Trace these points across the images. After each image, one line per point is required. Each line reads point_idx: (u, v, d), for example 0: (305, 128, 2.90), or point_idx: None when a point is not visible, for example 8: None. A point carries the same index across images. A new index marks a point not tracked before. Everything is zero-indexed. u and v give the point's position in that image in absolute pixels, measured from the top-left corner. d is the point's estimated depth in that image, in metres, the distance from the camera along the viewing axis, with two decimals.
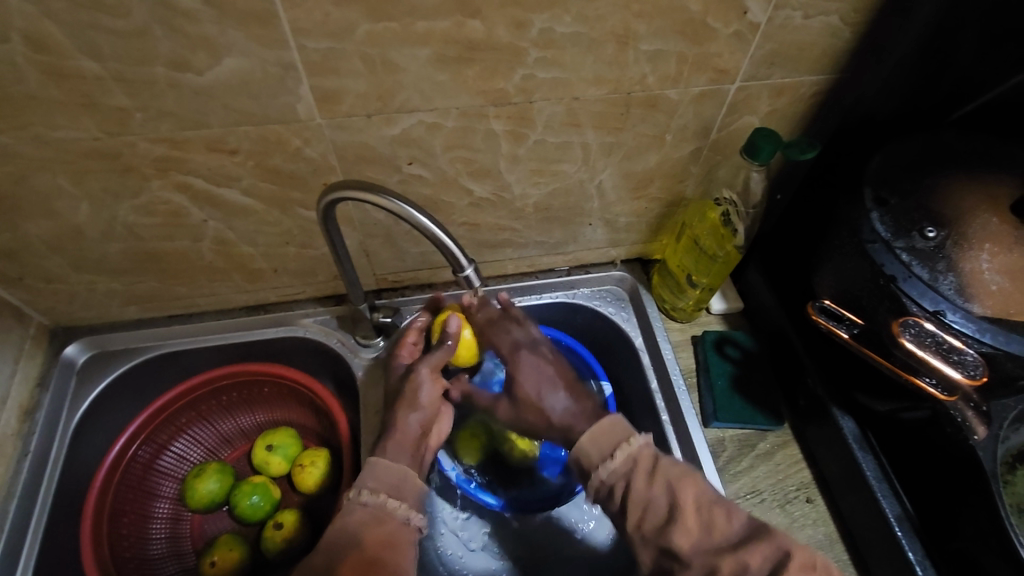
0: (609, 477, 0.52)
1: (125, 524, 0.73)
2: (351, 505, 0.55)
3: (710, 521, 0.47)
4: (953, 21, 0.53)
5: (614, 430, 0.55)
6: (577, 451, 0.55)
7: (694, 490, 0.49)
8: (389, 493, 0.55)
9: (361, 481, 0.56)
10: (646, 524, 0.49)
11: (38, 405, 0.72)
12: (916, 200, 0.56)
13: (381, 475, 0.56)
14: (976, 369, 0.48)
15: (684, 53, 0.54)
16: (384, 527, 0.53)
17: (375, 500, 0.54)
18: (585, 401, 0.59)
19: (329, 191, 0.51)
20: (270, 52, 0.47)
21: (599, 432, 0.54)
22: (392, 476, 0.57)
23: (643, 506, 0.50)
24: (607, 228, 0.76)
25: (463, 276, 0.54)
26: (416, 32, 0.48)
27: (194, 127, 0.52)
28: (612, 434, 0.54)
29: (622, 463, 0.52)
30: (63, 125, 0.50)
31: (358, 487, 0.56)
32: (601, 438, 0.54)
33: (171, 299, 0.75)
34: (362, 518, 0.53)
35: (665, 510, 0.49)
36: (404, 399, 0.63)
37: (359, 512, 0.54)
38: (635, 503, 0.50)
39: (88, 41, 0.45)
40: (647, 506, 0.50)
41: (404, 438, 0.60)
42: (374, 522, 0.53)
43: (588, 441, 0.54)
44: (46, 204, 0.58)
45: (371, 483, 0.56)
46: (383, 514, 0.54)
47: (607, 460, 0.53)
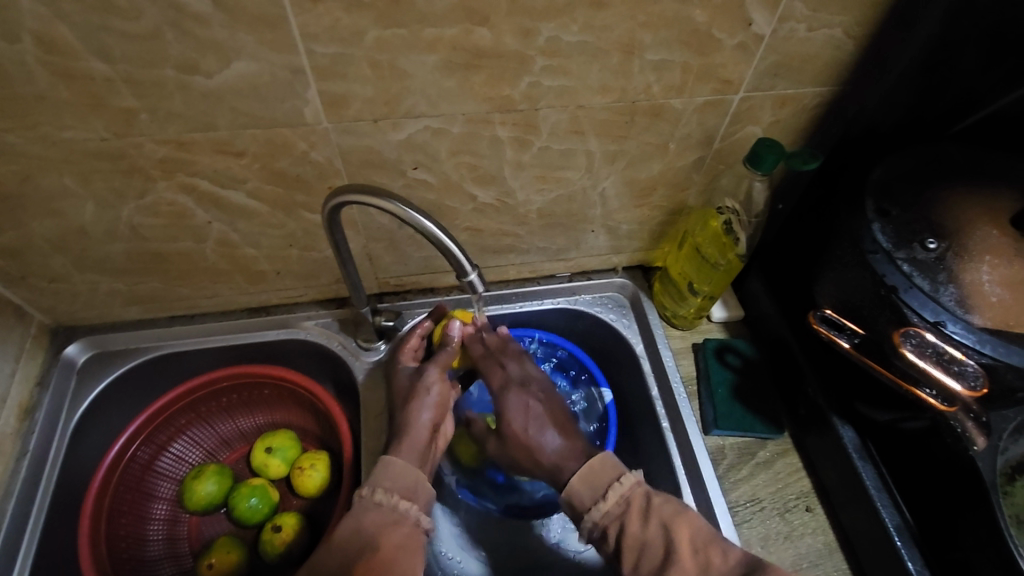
0: (601, 519, 0.55)
1: (124, 524, 0.73)
2: (364, 503, 0.55)
3: (707, 561, 0.49)
4: (954, 35, 0.53)
5: (604, 470, 0.57)
6: (568, 492, 0.57)
7: (689, 534, 0.51)
8: (402, 496, 0.56)
9: (376, 480, 0.56)
10: (643, 563, 0.52)
11: (38, 404, 0.71)
12: (917, 211, 0.56)
13: (397, 476, 0.57)
14: (977, 380, 0.48)
15: (689, 62, 0.54)
16: (397, 530, 0.53)
17: (390, 501, 0.55)
18: (575, 440, 0.62)
19: (334, 195, 0.51)
20: (279, 56, 0.48)
21: (589, 473, 0.57)
22: (407, 479, 0.57)
23: (639, 547, 0.52)
24: (609, 235, 0.76)
25: (467, 281, 0.55)
26: (424, 38, 0.48)
27: (201, 128, 0.52)
28: (599, 476, 0.57)
29: (615, 504, 0.55)
30: (71, 126, 0.51)
31: (372, 486, 0.56)
32: (593, 481, 0.57)
33: (173, 300, 0.75)
34: (376, 519, 0.53)
35: (661, 552, 0.51)
36: (415, 396, 0.64)
37: (373, 513, 0.54)
38: (630, 544, 0.52)
39: (98, 42, 0.45)
40: (643, 548, 0.52)
41: (416, 435, 0.61)
42: (388, 524, 0.53)
43: (579, 484, 0.57)
44: (51, 204, 0.58)
45: (386, 483, 0.56)
46: (397, 517, 0.54)
47: (600, 502, 0.55)
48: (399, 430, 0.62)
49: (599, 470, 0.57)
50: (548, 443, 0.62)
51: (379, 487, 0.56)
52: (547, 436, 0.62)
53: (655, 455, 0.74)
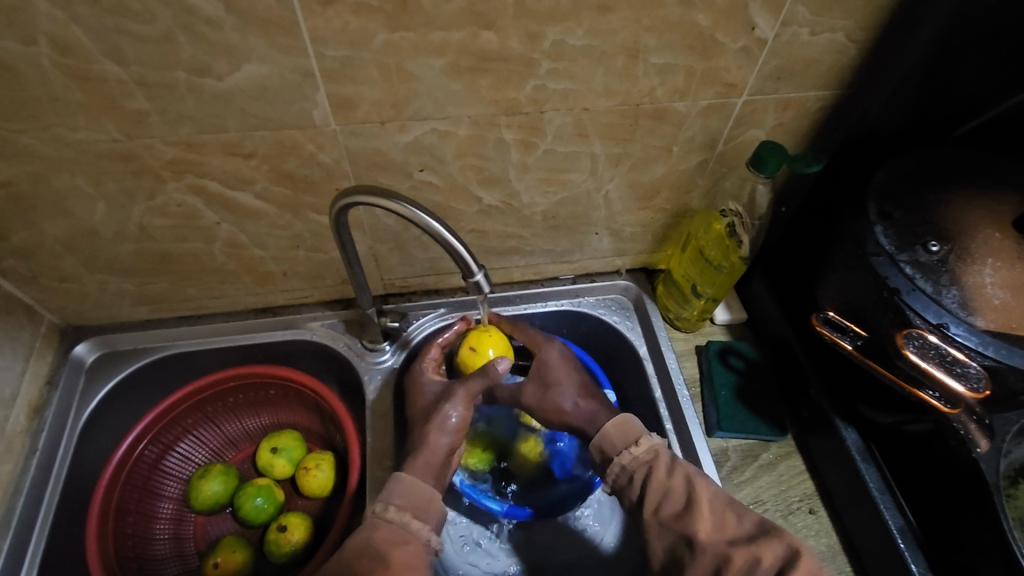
0: (629, 464, 0.56)
1: (130, 523, 0.74)
2: (375, 520, 0.55)
3: (722, 520, 0.51)
4: (956, 39, 0.54)
5: (632, 424, 0.59)
6: (599, 439, 0.59)
7: (709, 492, 0.53)
8: (413, 513, 0.56)
9: (388, 496, 0.57)
10: (664, 510, 0.53)
11: (47, 403, 0.72)
12: (919, 214, 0.57)
13: (409, 492, 0.57)
14: (979, 382, 0.49)
15: (692, 67, 0.55)
16: (406, 548, 0.53)
17: (401, 519, 0.55)
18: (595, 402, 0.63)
19: (341, 197, 0.52)
20: (289, 59, 0.48)
21: (620, 425, 0.59)
22: (419, 495, 0.57)
23: (662, 494, 0.53)
24: (613, 237, 0.77)
25: (473, 282, 0.55)
26: (431, 42, 0.49)
27: (211, 130, 0.53)
28: (629, 428, 0.59)
29: (644, 452, 0.56)
30: (84, 127, 0.51)
31: (384, 501, 0.56)
32: (625, 431, 0.58)
33: (181, 300, 0.76)
34: (387, 534, 0.54)
35: (683, 500, 0.53)
36: (436, 417, 0.63)
37: (385, 529, 0.54)
38: (654, 490, 0.54)
39: (112, 46, 0.46)
40: (667, 494, 0.53)
41: (430, 458, 0.61)
42: (398, 541, 0.54)
43: (612, 431, 0.59)
44: (62, 204, 0.59)
45: (398, 500, 0.56)
46: (408, 535, 0.54)
47: (630, 447, 0.57)
48: (414, 449, 0.62)
49: (628, 424, 0.59)
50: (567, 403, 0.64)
51: (392, 503, 0.56)
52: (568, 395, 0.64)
53: None
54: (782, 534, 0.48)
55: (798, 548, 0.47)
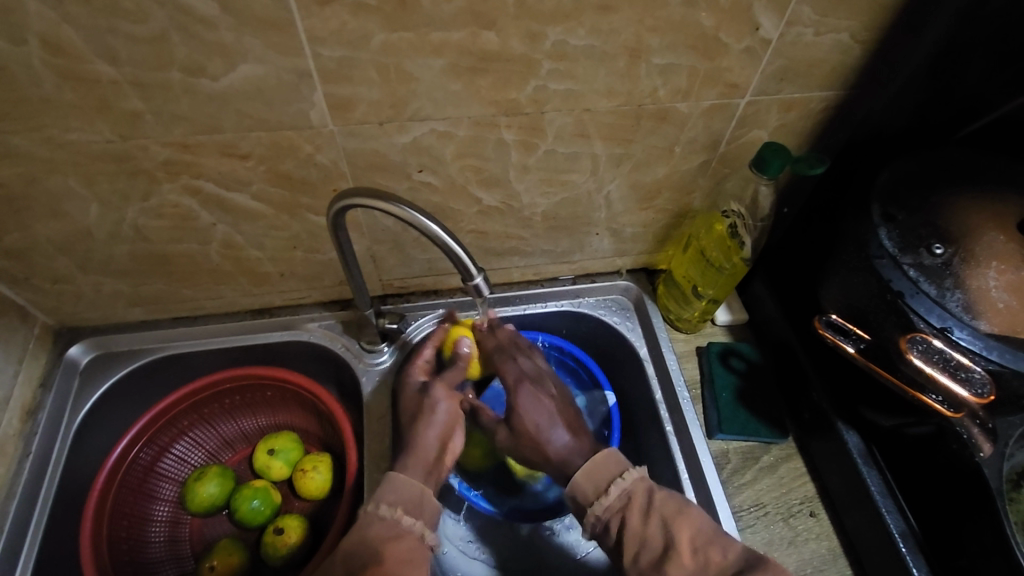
0: (603, 513, 0.56)
1: (125, 526, 0.73)
2: (369, 517, 0.55)
3: (707, 559, 0.50)
4: (961, 39, 0.53)
5: (608, 463, 0.58)
6: (572, 487, 0.58)
7: (691, 532, 0.52)
8: (405, 509, 0.55)
9: (380, 494, 0.56)
10: (643, 557, 0.52)
11: (41, 405, 0.71)
12: (923, 217, 0.56)
13: (401, 489, 0.57)
14: (984, 387, 0.48)
15: (695, 67, 0.54)
16: (399, 543, 0.53)
17: (393, 516, 0.54)
18: (583, 438, 0.62)
19: (339, 199, 0.51)
20: (286, 59, 0.48)
21: (592, 468, 0.58)
22: (412, 491, 0.57)
23: (638, 541, 0.53)
24: (613, 238, 0.76)
25: (472, 285, 0.55)
26: (431, 42, 0.48)
27: (207, 131, 0.52)
28: (610, 467, 0.58)
29: (617, 498, 0.56)
30: (77, 128, 0.51)
31: (377, 500, 0.56)
32: (597, 475, 0.57)
33: (177, 301, 0.75)
34: (380, 532, 0.53)
35: (661, 548, 0.52)
36: (421, 414, 0.63)
37: (378, 526, 0.54)
38: (631, 538, 0.53)
39: (105, 46, 0.45)
40: (643, 542, 0.52)
41: (422, 454, 0.61)
42: (391, 537, 0.53)
43: (583, 480, 0.58)
44: (55, 205, 0.58)
45: (391, 497, 0.56)
46: (401, 530, 0.54)
47: (602, 496, 0.56)
48: (405, 447, 0.61)
49: (603, 465, 0.58)
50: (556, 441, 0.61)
51: (383, 501, 0.55)
52: (557, 435, 0.61)
53: (658, 459, 0.74)
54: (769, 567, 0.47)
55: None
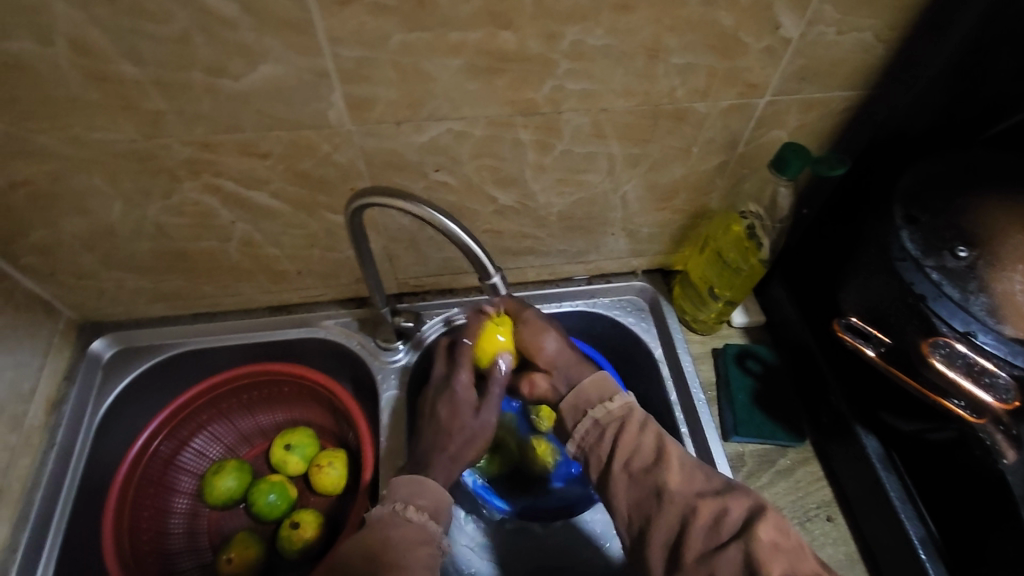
0: (602, 418, 0.58)
1: (146, 518, 0.74)
2: (396, 518, 0.55)
3: (693, 474, 0.52)
4: (988, 38, 0.52)
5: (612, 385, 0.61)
6: (573, 397, 0.61)
7: (681, 451, 0.54)
8: (430, 515, 0.57)
9: (410, 497, 0.57)
10: (633, 462, 0.54)
11: (64, 398, 0.73)
12: (948, 218, 0.55)
13: (429, 494, 0.58)
14: (1008, 393, 0.47)
15: (714, 66, 0.53)
16: (426, 547, 0.53)
17: (421, 520, 0.55)
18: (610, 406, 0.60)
19: (356, 197, 0.51)
20: (305, 60, 0.48)
21: (598, 381, 0.61)
22: (436, 500, 0.58)
23: (634, 446, 0.55)
24: (629, 238, 0.76)
25: (490, 284, 0.56)
26: (448, 42, 0.48)
27: (227, 130, 0.53)
28: (605, 386, 0.61)
29: (618, 410, 0.58)
30: (102, 127, 0.52)
31: (405, 501, 0.57)
32: (601, 388, 0.61)
33: (196, 298, 0.76)
34: (409, 532, 0.54)
35: (654, 454, 0.54)
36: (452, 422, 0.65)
37: (405, 526, 0.54)
38: (626, 442, 0.55)
39: (130, 47, 0.46)
40: (639, 448, 0.54)
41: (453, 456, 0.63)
42: (419, 539, 0.54)
43: (589, 387, 0.61)
44: (80, 202, 0.59)
45: (418, 501, 0.57)
46: (427, 535, 0.55)
47: (606, 403, 0.59)
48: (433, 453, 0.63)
49: (603, 382, 0.61)
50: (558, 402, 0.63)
51: (411, 504, 0.57)
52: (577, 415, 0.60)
53: None
54: (751, 495, 0.49)
55: (766, 506, 0.48)
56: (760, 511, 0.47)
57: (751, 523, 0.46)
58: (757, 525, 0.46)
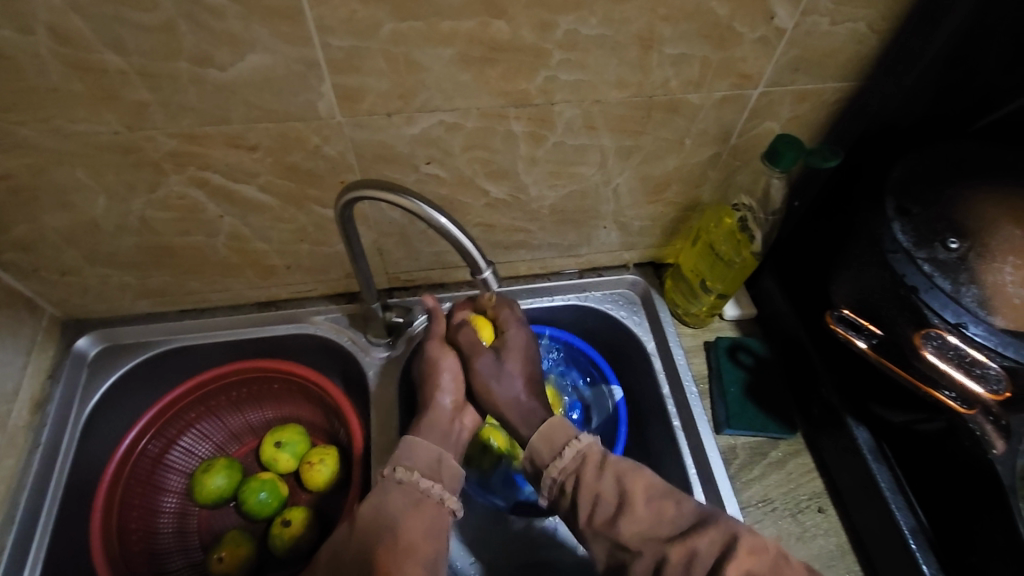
0: (558, 475, 0.56)
1: (134, 518, 0.73)
2: (386, 483, 0.56)
3: (661, 511, 0.51)
4: (979, 29, 0.52)
5: (561, 429, 0.58)
6: (528, 451, 0.58)
7: (645, 485, 0.53)
8: (424, 473, 0.57)
9: (398, 459, 0.57)
10: (597, 516, 0.53)
11: (49, 398, 0.71)
12: (938, 210, 0.55)
13: (418, 454, 0.58)
14: (999, 383, 0.48)
15: (708, 57, 0.53)
16: (420, 513, 0.54)
17: (409, 479, 0.55)
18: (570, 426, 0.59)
19: (348, 190, 0.50)
20: (294, 49, 0.47)
21: (548, 431, 0.58)
22: (428, 456, 0.58)
23: (594, 499, 0.53)
24: (621, 231, 0.76)
25: (481, 279, 0.55)
26: (440, 31, 0.47)
27: (214, 122, 0.52)
28: (558, 432, 0.58)
29: (571, 460, 0.56)
30: (84, 118, 0.50)
31: (393, 464, 0.57)
32: (550, 439, 0.57)
33: (183, 294, 0.75)
34: (399, 501, 0.54)
35: (615, 504, 0.52)
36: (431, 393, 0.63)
37: (395, 489, 0.55)
38: (586, 496, 0.53)
39: (112, 35, 0.44)
40: (598, 500, 0.53)
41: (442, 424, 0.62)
42: (410, 501, 0.54)
43: (539, 443, 0.57)
44: (63, 196, 0.57)
45: (407, 460, 0.57)
46: (419, 493, 0.55)
47: (557, 458, 0.56)
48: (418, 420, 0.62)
49: (555, 429, 0.58)
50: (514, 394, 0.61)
51: (400, 465, 0.57)
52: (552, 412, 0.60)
53: (664, 453, 0.73)
54: (721, 521, 0.49)
55: (737, 533, 0.47)
56: (732, 541, 0.47)
57: (724, 560, 0.46)
58: (729, 559, 0.46)
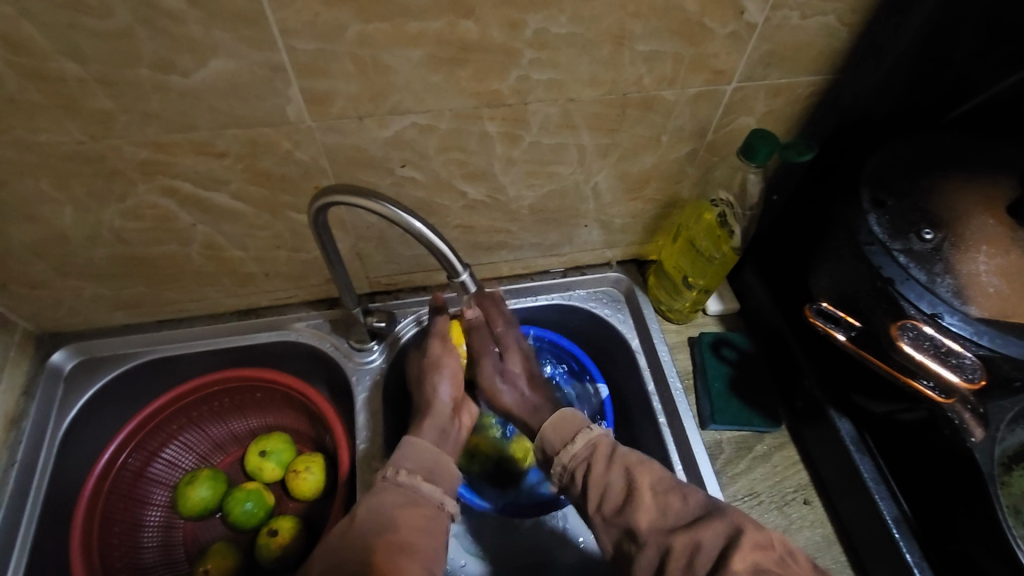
0: (569, 463, 0.58)
1: (116, 533, 0.72)
2: (386, 484, 0.55)
3: (666, 505, 0.51)
4: (947, 20, 0.52)
5: (573, 420, 0.61)
6: (540, 439, 0.61)
7: (652, 479, 0.53)
8: (425, 476, 0.57)
9: (399, 460, 0.57)
10: (606, 503, 0.54)
11: (24, 414, 0.70)
12: (913, 201, 0.56)
13: (419, 457, 0.58)
14: (975, 372, 0.48)
15: (680, 53, 0.53)
16: (416, 510, 0.54)
17: (412, 482, 0.55)
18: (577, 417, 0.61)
19: (320, 195, 0.50)
20: (258, 53, 0.46)
21: (559, 421, 0.61)
22: (428, 460, 0.58)
23: (602, 486, 0.55)
24: (603, 229, 0.75)
25: (457, 282, 0.54)
26: (407, 32, 0.47)
27: (181, 129, 0.51)
28: (569, 423, 0.60)
29: (582, 448, 0.58)
30: (46, 128, 0.49)
31: (395, 466, 0.57)
32: (562, 428, 0.60)
33: (160, 304, 0.73)
34: (395, 497, 0.54)
35: (622, 492, 0.53)
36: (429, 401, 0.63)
37: (394, 492, 0.55)
38: (595, 483, 0.55)
39: (69, 42, 0.43)
40: (606, 488, 0.54)
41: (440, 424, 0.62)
42: (408, 504, 0.54)
43: (550, 432, 0.60)
44: (29, 209, 0.56)
45: (409, 463, 0.57)
46: (418, 497, 0.55)
47: (569, 446, 0.58)
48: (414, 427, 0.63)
49: (565, 420, 0.61)
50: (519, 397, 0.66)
51: (402, 467, 0.56)
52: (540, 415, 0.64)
53: (651, 450, 0.73)
54: (727, 513, 0.48)
55: (743, 526, 0.47)
56: (736, 535, 0.46)
57: (728, 549, 0.45)
58: (733, 550, 0.45)
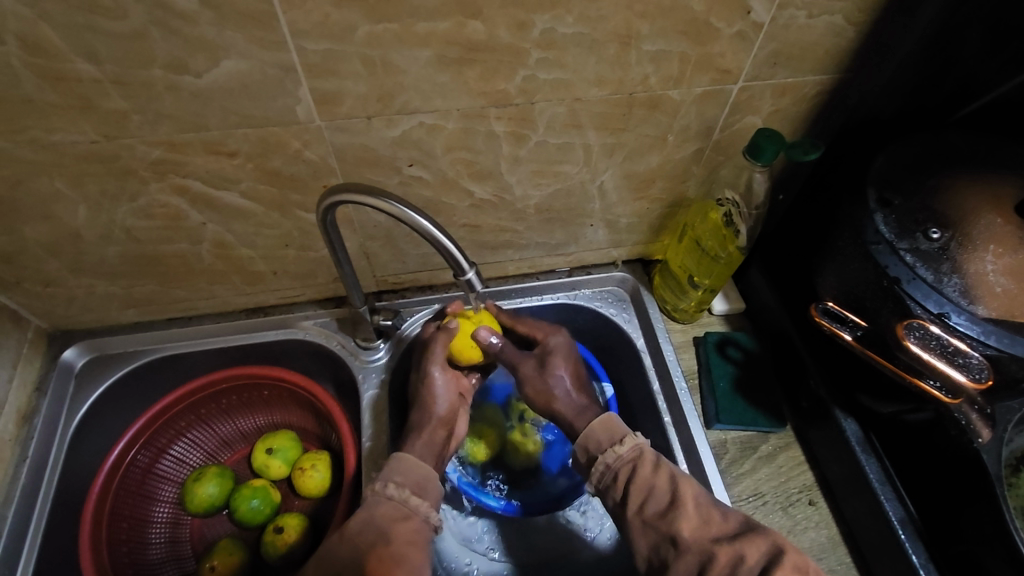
0: (614, 463, 0.57)
1: (125, 528, 0.73)
2: (376, 497, 0.55)
3: (708, 517, 0.51)
4: (955, 19, 0.53)
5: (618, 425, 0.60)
6: (585, 437, 0.60)
7: (694, 490, 0.53)
8: (413, 490, 0.56)
9: (387, 474, 0.57)
10: (647, 509, 0.53)
11: (36, 410, 0.71)
12: (920, 200, 0.56)
13: (409, 471, 0.57)
14: (981, 372, 0.48)
15: (686, 53, 0.53)
16: (408, 523, 0.54)
17: (400, 496, 0.55)
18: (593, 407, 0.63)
19: (328, 195, 0.50)
20: (269, 54, 0.47)
21: (607, 422, 0.60)
22: (419, 474, 0.58)
23: (646, 492, 0.54)
24: (609, 229, 0.76)
25: (464, 280, 0.54)
26: (416, 32, 0.47)
27: (193, 129, 0.52)
28: (614, 427, 0.60)
29: (629, 451, 0.57)
30: (60, 128, 0.50)
31: (383, 479, 0.56)
32: (610, 429, 0.59)
33: (170, 302, 0.74)
34: (390, 511, 0.54)
35: (667, 499, 0.53)
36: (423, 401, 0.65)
37: (385, 505, 0.54)
38: (638, 488, 0.54)
39: (84, 43, 0.44)
40: (650, 493, 0.54)
41: (427, 439, 0.62)
42: (400, 517, 0.54)
43: (597, 430, 0.60)
44: (44, 208, 0.57)
45: (398, 477, 0.57)
46: (410, 512, 0.55)
47: (616, 447, 0.58)
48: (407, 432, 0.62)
49: (614, 422, 0.60)
50: (561, 390, 0.64)
51: (391, 481, 0.56)
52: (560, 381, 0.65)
53: (655, 448, 0.73)
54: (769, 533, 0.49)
55: (783, 546, 0.47)
56: (776, 555, 0.46)
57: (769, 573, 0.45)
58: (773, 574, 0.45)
